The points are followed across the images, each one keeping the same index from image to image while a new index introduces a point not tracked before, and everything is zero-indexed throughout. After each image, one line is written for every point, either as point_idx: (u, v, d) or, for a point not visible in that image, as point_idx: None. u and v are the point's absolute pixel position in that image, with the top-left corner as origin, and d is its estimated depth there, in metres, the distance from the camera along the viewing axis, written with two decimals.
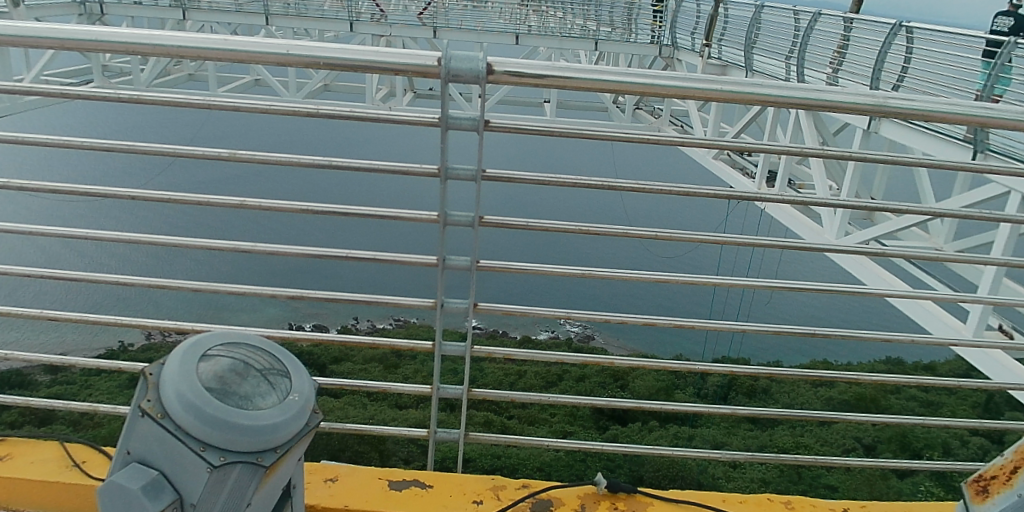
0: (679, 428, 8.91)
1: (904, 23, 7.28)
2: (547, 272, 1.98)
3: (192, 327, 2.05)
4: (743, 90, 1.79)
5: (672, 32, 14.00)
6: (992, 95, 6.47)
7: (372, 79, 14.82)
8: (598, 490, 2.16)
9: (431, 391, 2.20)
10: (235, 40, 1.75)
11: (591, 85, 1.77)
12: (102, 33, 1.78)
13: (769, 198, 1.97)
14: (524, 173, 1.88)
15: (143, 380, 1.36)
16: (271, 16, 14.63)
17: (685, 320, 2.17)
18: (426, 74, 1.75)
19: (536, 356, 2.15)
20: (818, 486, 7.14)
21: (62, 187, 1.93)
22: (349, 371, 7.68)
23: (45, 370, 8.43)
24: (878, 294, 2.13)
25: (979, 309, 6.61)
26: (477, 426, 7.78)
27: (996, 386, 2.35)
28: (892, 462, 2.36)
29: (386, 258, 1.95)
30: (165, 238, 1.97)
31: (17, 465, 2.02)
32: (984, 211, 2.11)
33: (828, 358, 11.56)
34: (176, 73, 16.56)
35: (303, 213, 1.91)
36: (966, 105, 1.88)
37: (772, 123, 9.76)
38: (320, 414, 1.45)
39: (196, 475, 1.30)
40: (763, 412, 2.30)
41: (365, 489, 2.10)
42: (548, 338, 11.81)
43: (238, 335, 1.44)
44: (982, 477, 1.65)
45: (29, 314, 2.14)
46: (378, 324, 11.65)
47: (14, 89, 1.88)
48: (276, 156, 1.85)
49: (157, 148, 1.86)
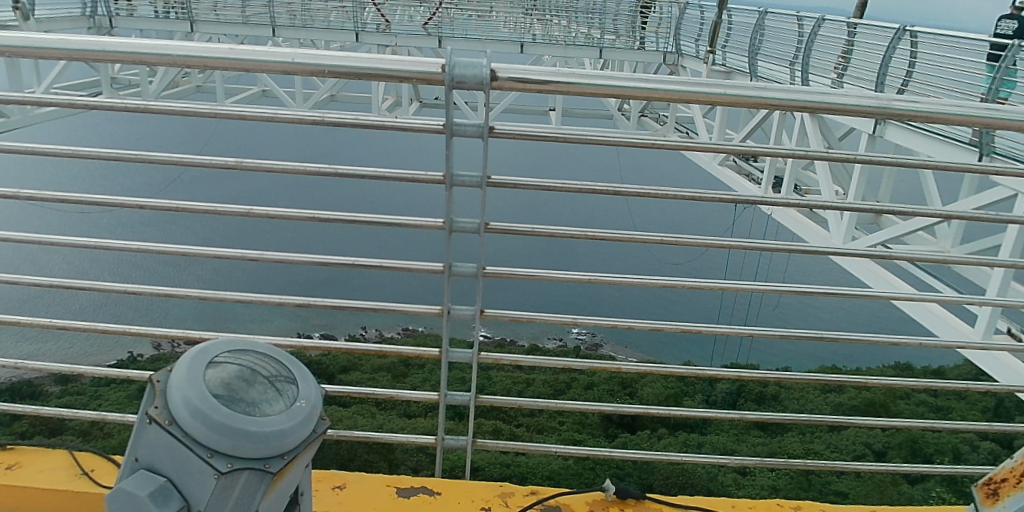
0: (689, 436, 8.91)
1: (909, 28, 7.28)
2: (554, 279, 1.98)
3: (200, 336, 2.05)
4: (747, 94, 1.80)
5: (675, 39, 13.97)
6: (997, 98, 6.49)
7: (377, 89, 14.88)
8: (606, 496, 2.17)
9: (438, 398, 2.18)
10: (242, 49, 1.76)
11: (593, 90, 1.78)
12: (109, 44, 1.79)
13: (775, 202, 1.96)
14: (528, 178, 1.88)
15: (150, 388, 1.37)
16: (278, 28, 14.76)
17: (695, 326, 2.14)
18: (431, 81, 1.76)
19: (543, 362, 2.14)
20: (828, 493, 7.08)
21: (70, 196, 1.94)
22: (360, 381, 7.63)
23: (55, 381, 8.46)
24: (887, 297, 2.12)
25: (989, 312, 6.57)
26: (485, 434, 7.85)
27: (1004, 389, 2.32)
28: (904, 468, 2.33)
29: (392, 266, 1.95)
30: (173, 248, 1.97)
31: (26, 473, 2.03)
32: (989, 213, 2.09)
33: (838, 364, 11.51)
34: (184, 84, 16.67)
35: (310, 221, 1.91)
36: (970, 106, 1.88)
37: (777, 128, 9.75)
38: (326, 420, 1.45)
39: (204, 482, 1.30)
40: (773, 417, 2.27)
41: (371, 497, 2.10)
42: (555, 345, 11.80)
43: (246, 343, 1.44)
44: (991, 480, 1.64)
45: (38, 323, 2.15)
46: (385, 332, 11.67)
47: (23, 100, 1.89)
48: (281, 164, 1.86)
49: (165, 157, 1.87)
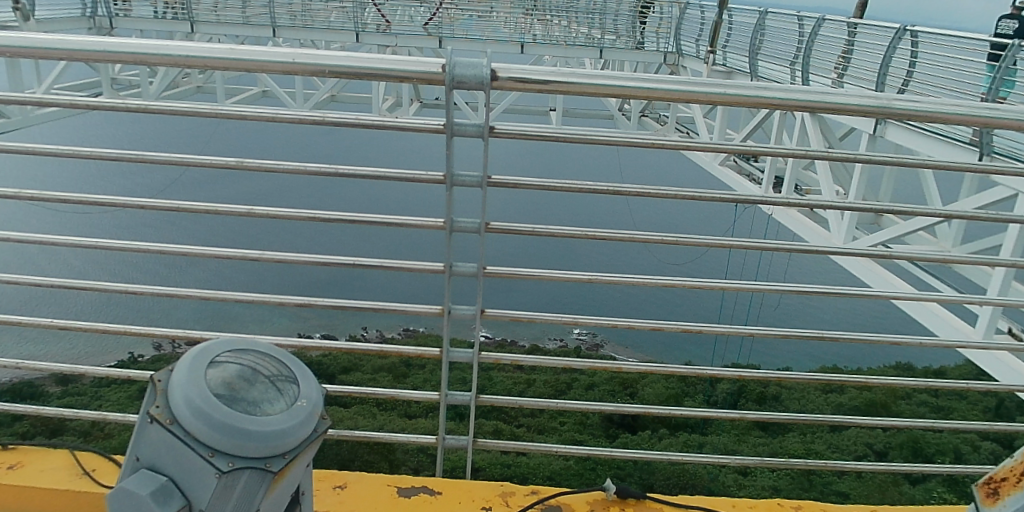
0: (690, 436, 8.91)
1: (909, 27, 7.28)
2: (554, 279, 1.98)
3: (201, 336, 2.06)
4: (748, 93, 1.80)
5: (676, 39, 13.97)
6: (997, 98, 6.49)
7: (377, 89, 14.89)
8: (607, 496, 2.17)
9: (439, 398, 2.18)
10: (242, 49, 1.76)
11: (593, 90, 1.78)
12: (109, 44, 1.79)
13: (775, 202, 1.96)
14: (528, 178, 1.88)
15: (151, 387, 1.37)
16: (278, 29, 14.77)
17: (695, 325, 2.15)
18: (432, 81, 1.77)
19: (544, 362, 2.14)
20: (828, 493, 7.07)
21: (71, 196, 1.94)
22: (361, 381, 7.63)
23: (56, 381, 8.47)
24: (886, 296, 2.12)
25: (990, 312, 6.58)
26: (486, 435, 7.85)
27: (1005, 389, 2.32)
28: (905, 467, 2.33)
29: (393, 266, 1.95)
30: (174, 248, 1.97)
31: (28, 472, 2.03)
32: (990, 213, 2.09)
33: (839, 364, 11.49)
34: (184, 85, 16.69)
35: (310, 221, 1.91)
36: (970, 105, 1.88)
37: (778, 128, 9.75)
38: (327, 420, 1.45)
39: (205, 480, 1.30)
40: (774, 417, 2.27)
41: (372, 496, 2.10)
42: (556, 346, 11.80)
43: (247, 343, 1.44)
44: (992, 479, 1.64)
45: (39, 324, 2.15)
46: (386, 333, 11.68)
47: (22, 100, 1.89)
48: (282, 165, 1.86)
49: (166, 156, 1.87)
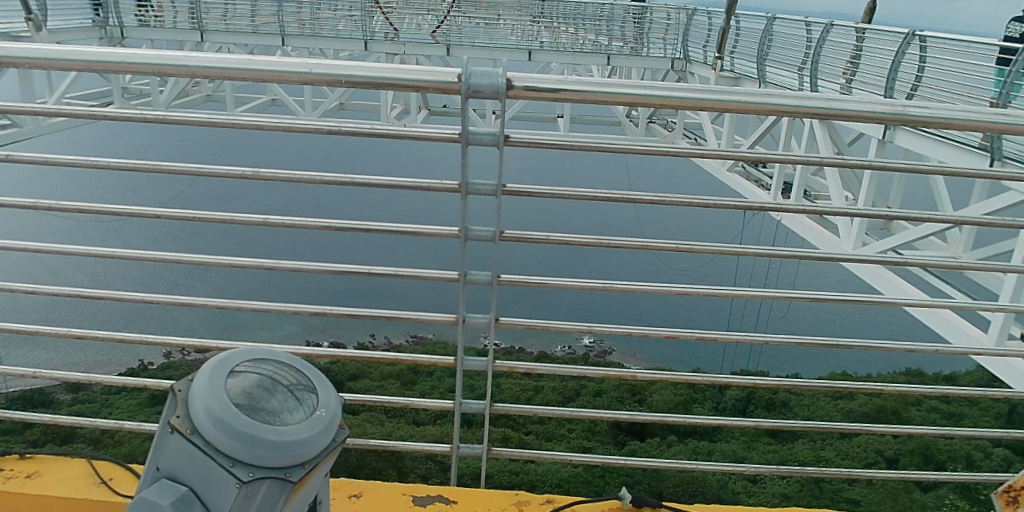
0: (698, 443, 8.88)
1: (917, 32, 7.28)
2: (568, 285, 1.98)
3: (216, 344, 2.06)
4: (761, 101, 1.79)
5: (684, 46, 14.22)
6: (1006, 103, 6.35)
7: (385, 97, 14.91)
8: (622, 504, 2.14)
9: (453, 406, 2.18)
10: (259, 60, 1.77)
11: (605, 98, 1.77)
12: (127, 56, 1.81)
13: (789, 208, 1.96)
14: (542, 187, 1.88)
15: (171, 397, 1.37)
16: (287, 37, 14.93)
17: (708, 333, 2.12)
18: (447, 90, 1.76)
19: (558, 369, 2.13)
20: (839, 500, 6.98)
21: (87, 207, 1.95)
22: (369, 388, 7.60)
23: (66, 389, 8.50)
24: (901, 303, 2.10)
25: (1001, 318, 6.55)
26: (495, 442, 7.75)
27: (1020, 395, 2.28)
28: (917, 475, 2.31)
29: (407, 274, 1.96)
30: (190, 257, 1.98)
31: (45, 482, 2.04)
32: (1004, 219, 2.07)
33: (848, 370, 11.44)
34: (194, 93, 16.77)
35: (325, 229, 1.92)
36: (983, 112, 1.87)
37: (785, 134, 9.74)
38: (346, 428, 1.45)
39: (225, 490, 1.30)
40: (788, 424, 2.25)
41: (388, 504, 2.10)
42: (564, 353, 11.80)
43: (266, 351, 1.45)
44: (1011, 488, 1.68)
45: (54, 332, 2.15)
46: (394, 340, 11.83)
47: (39, 110, 1.90)
48: (296, 174, 1.86)
49: (182, 167, 1.88)
